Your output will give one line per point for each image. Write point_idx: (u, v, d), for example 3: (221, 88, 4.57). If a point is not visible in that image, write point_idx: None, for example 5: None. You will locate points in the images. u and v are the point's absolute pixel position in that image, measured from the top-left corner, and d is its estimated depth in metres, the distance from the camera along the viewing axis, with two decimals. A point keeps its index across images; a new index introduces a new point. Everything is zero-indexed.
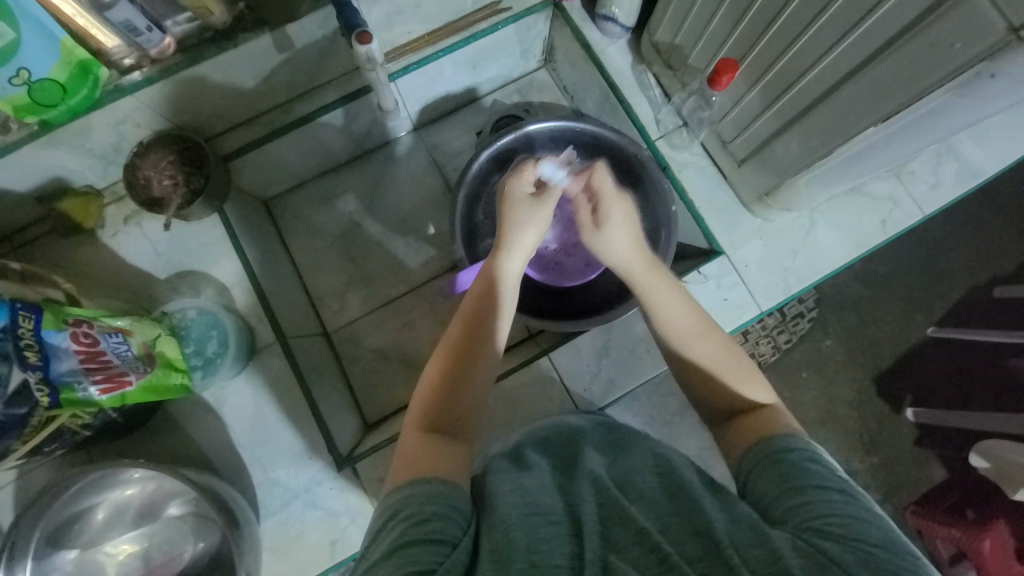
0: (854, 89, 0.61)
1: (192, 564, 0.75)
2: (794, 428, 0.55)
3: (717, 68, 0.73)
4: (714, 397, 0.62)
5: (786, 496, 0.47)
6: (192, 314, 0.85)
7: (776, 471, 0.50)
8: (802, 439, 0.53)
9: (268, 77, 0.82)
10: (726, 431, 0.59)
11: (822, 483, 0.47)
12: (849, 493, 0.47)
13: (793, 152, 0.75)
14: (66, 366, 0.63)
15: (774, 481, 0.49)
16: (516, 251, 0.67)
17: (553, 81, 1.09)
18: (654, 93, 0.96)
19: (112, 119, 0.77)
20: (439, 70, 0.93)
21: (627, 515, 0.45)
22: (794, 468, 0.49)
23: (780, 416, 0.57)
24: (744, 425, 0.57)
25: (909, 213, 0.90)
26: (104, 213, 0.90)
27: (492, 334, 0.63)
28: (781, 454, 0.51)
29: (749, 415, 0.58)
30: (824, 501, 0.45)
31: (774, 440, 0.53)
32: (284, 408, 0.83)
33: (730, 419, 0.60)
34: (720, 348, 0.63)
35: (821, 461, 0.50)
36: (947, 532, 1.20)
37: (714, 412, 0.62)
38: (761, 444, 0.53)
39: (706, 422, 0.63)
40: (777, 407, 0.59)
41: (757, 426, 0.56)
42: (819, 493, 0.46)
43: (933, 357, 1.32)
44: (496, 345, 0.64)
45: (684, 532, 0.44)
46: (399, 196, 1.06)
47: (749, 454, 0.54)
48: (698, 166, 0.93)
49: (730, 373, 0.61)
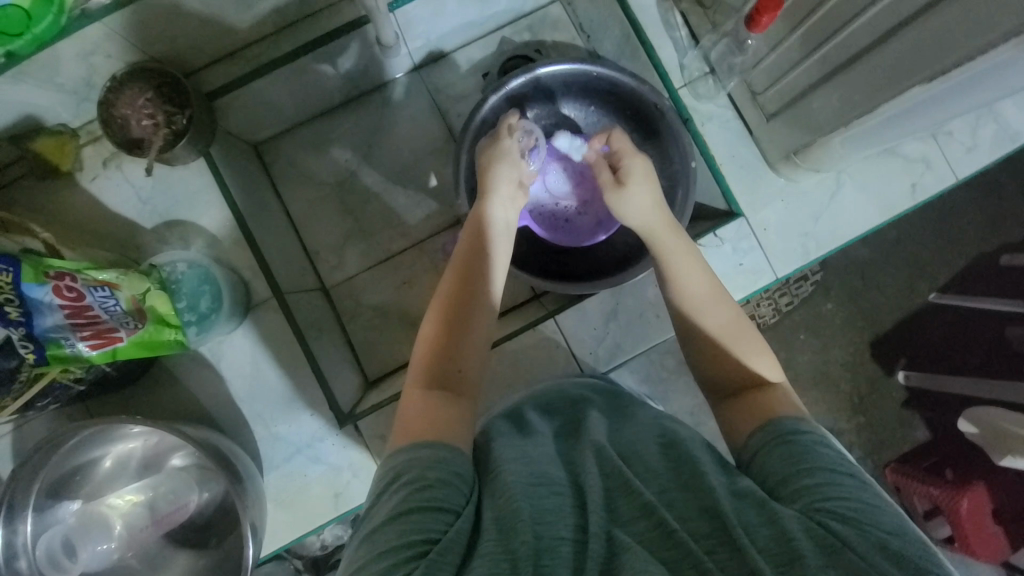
0: (911, 38, 0.54)
1: (198, 513, 0.76)
2: (804, 411, 0.53)
3: (758, 7, 0.65)
4: (721, 369, 0.59)
5: (796, 475, 0.45)
6: (182, 268, 0.79)
7: (785, 451, 0.47)
8: (812, 422, 0.50)
9: (252, 5, 0.73)
10: (731, 409, 0.56)
11: (833, 465, 0.45)
12: (858, 477, 0.45)
13: (831, 108, 0.69)
14: (51, 321, 0.60)
15: (784, 459, 0.47)
16: (501, 184, 0.69)
17: (567, 17, 0.98)
18: (681, 35, 0.86)
19: (80, 49, 0.70)
20: (443, 2, 0.84)
21: (635, 488, 0.44)
22: (804, 449, 0.47)
23: (787, 396, 0.55)
24: (753, 402, 0.55)
25: (941, 178, 0.85)
26: (81, 154, 0.84)
27: (490, 270, 0.63)
28: (791, 435, 0.48)
29: (758, 391, 0.56)
30: (835, 485, 0.44)
31: (783, 421, 0.50)
32: (282, 365, 0.81)
33: (734, 393, 0.57)
34: (726, 323, 0.61)
35: (833, 446, 0.48)
36: (924, 488, 1.24)
37: (717, 386, 0.59)
38: (770, 424, 0.51)
39: (709, 402, 0.60)
40: (783, 385, 0.56)
41: (766, 406, 0.53)
42: (830, 476, 0.44)
43: (934, 323, 1.31)
44: (494, 285, 0.63)
45: (693, 511, 0.42)
46: (397, 143, 0.99)
47: (755, 435, 0.51)
48: (722, 120, 0.85)
49: (737, 347, 0.59)
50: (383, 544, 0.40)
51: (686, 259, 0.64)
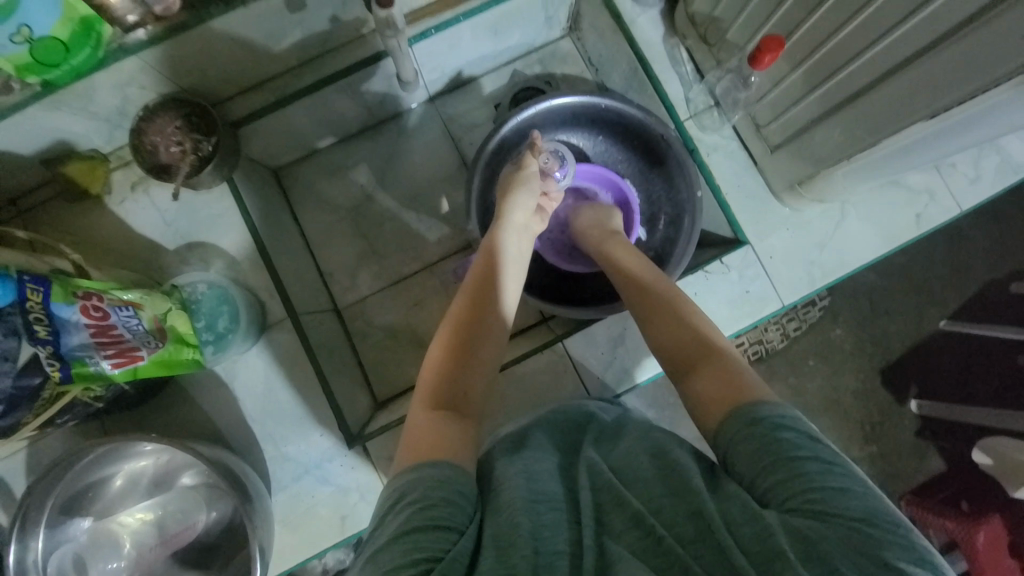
0: (911, 78, 0.56)
1: (205, 533, 0.77)
2: (754, 381, 0.52)
3: (760, 46, 0.68)
4: (675, 347, 0.60)
5: (767, 470, 0.44)
6: (202, 289, 0.82)
7: (754, 441, 0.46)
8: (767, 398, 0.49)
9: (279, 40, 0.78)
10: (691, 389, 0.55)
11: (804, 452, 0.44)
12: (829, 460, 0.44)
13: (833, 141, 0.71)
14: (77, 339, 0.62)
15: (753, 451, 0.46)
16: (511, 214, 0.72)
17: (577, 51, 1.03)
18: (686, 70, 0.90)
19: (117, 81, 0.74)
20: (459, 37, 0.88)
21: (624, 500, 0.45)
22: (772, 436, 0.45)
23: (739, 368, 0.54)
24: (708, 380, 0.54)
25: (945, 208, 0.86)
26: (110, 178, 0.87)
27: (499, 294, 0.65)
28: (753, 423, 0.47)
29: (707, 364, 0.56)
30: (802, 476, 0.42)
31: (739, 400, 0.50)
32: (294, 384, 0.83)
33: (687, 370, 0.57)
34: (685, 314, 0.62)
35: (800, 425, 0.46)
36: (939, 521, 1.21)
37: (672, 367, 0.59)
38: (731, 408, 0.50)
39: (670, 378, 0.59)
40: (737, 358, 0.56)
41: (720, 383, 0.53)
42: (800, 465, 0.43)
43: (944, 350, 1.30)
44: (504, 307, 0.65)
45: (679, 513, 0.43)
46: (411, 169, 1.02)
47: (720, 423, 0.50)
48: (728, 151, 0.87)
49: (687, 324, 0.61)
50: (388, 564, 0.40)
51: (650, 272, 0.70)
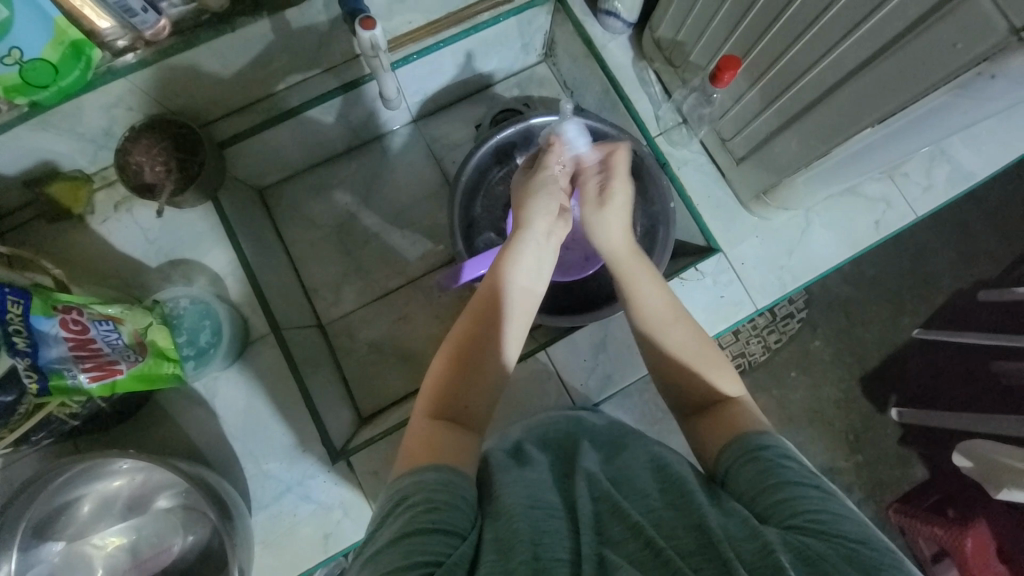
0: (854, 89, 0.62)
1: (181, 557, 0.74)
2: (765, 424, 0.56)
3: (719, 65, 0.73)
4: (684, 387, 0.62)
5: (765, 492, 0.47)
6: (185, 303, 0.83)
7: (754, 468, 0.49)
8: (774, 437, 0.52)
9: (266, 64, 0.81)
10: (698, 426, 0.59)
11: (799, 479, 0.47)
12: (825, 490, 0.46)
13: (792, 150, 0.75)
14: (56, 352, 0.62)
15: (753, 476, 0.49)
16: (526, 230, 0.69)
17: (553, 76, 1.08)
18: (655, 90, 0.96)
19: (105, 101, 0.76)
20: (440, 61, 0.93)
21: (623, 510, 0.45)
22: (771, 465, 0.49)
23: (749, 410, 0.58)
24: (716, 419, 0.58)
25: (902, 214, 0.92)
26: (93, 198, 0.88)
27: (506, 314, 0.65)
28: (760, 451, 0.50)
29: (721, 410, 0.58)
30: (800, 498, 0.45)
31: (750, 439, 0.52)
32: (276, 402, 0.82)
33: (699, 412, 0.60)
34: (690, 343, 0.64)
35: (798, 460, 0.50)
36: (928, 530, 1.20)
37: (685, 405, 0.62)
38: (737, 443, 0.53)
39: (677, 419, 0.63)
40: (744, 400, 0.60)
41: (733, 421, 0.56)
42: (796, 489, 0.46)
43: (919, 357, 1.34)
44: (509, 327, 0.65)
45: (678, 526, 0.44)
46: (395, 187, 1.05)
47: (725, 452, 0.53)
48: (697, 164, 0.93)
49: (700, 364, 0.62)
50: (387, 565, 0.41)
51: (647, 277, 0.68)
